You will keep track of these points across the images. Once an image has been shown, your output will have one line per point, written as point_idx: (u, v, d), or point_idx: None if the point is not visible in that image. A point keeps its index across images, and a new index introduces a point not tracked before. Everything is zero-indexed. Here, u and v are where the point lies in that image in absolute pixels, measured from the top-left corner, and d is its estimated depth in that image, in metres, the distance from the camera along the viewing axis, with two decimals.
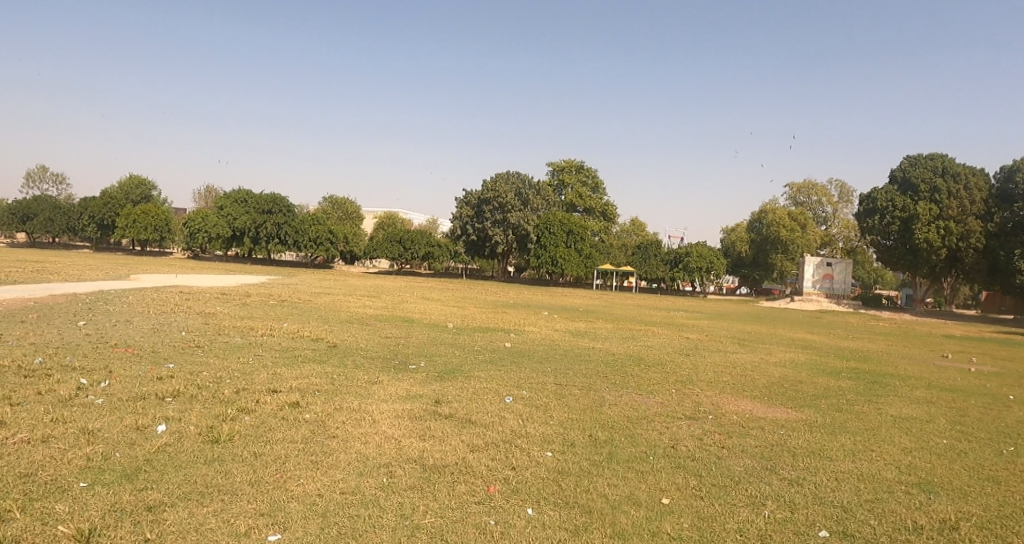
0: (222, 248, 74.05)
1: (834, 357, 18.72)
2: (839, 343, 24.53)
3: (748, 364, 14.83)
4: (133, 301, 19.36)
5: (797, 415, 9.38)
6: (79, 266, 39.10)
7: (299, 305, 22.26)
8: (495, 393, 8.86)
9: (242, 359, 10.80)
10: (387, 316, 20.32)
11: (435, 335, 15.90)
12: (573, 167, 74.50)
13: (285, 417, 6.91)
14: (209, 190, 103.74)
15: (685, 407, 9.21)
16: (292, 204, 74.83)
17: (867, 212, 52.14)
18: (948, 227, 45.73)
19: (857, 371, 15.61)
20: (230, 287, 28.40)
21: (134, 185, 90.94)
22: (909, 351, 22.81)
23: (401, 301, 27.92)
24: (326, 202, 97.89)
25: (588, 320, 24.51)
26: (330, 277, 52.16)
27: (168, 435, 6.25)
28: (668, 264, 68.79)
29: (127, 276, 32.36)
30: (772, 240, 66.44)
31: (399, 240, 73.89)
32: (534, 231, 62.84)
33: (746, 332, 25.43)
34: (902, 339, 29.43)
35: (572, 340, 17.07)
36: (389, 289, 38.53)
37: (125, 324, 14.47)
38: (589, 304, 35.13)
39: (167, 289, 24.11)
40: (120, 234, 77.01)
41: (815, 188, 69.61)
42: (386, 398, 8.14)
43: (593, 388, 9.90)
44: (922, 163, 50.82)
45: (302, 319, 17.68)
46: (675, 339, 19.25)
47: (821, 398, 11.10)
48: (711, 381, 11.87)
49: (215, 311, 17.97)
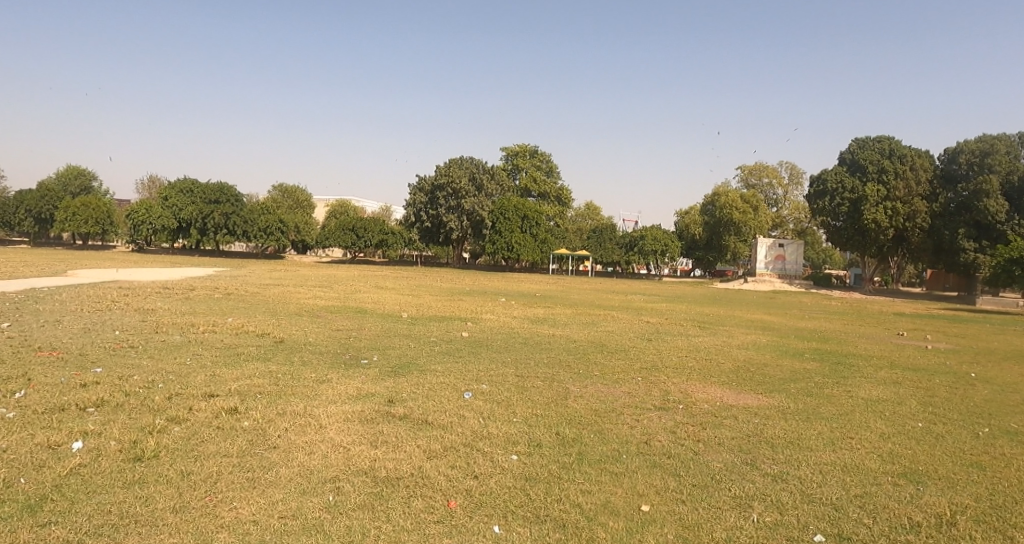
0: (168, 240, 71.12)
1: (794, 338, 18.74)
2: (796, 323, 24.70)
3: (712, 347, 14.60)
4: (65, 299, 18.03)
5: (768, 401, 9.11)
6: (9, 262, 36.73)
7: (247, 298, 21.22)
8: (454, 389, 8.28)
9: (178, 359, 9.93)
10: (340, 308, 19.46)
11: (389, 326, 15.21)
12: (528, 151, 73.98)
13: (221, 426, 6.21)
14: (152, 179, 99.51)
15: (653, 396, 8.83)
16: (240, 194, 72.41)
17: (818, 194, 53.06)
18: (895, 208, 47.03)
19: (818, 352, 15.59)
20: (173, 280, 26.95)
21: (71, 175, 86.62)
22: (864, 330, 23.12)
23: (354, 291, 27.03)
24: (276, 190, 95.14)
25: (548, 306, 24.10)
26: (281, 267, 50.50)
27: (84, 453, 5.48)
28: (623, 247, 69.09)
29: (61, 272, 30.42)
30: (726, 223, 67.33)
31: (353, 229, 72.26)
32: (491, 217, 62.16)
33: (705, 314, 25.39)
34: (854, 317, 29.99)
35: (532, 327, 16.58)
36: (343, 279, 37.39)
37: (51, 324, 13.32)
38: (547, 290, 34.75)
39: (104, 285, 22.68)
40: (57, 227, 73.15)
41: (766, 170, 70.76)
42: (335, 400, 7.48)
43: (557, 380, 9.41)
44: (870, 146, 52.32)
45: (247, 313, 16.74)
46: (637, 323, 18.97)
47: (789, 382, 10.89)
48: (676, 367, 11.54)
49: (153, 307, 16.85)
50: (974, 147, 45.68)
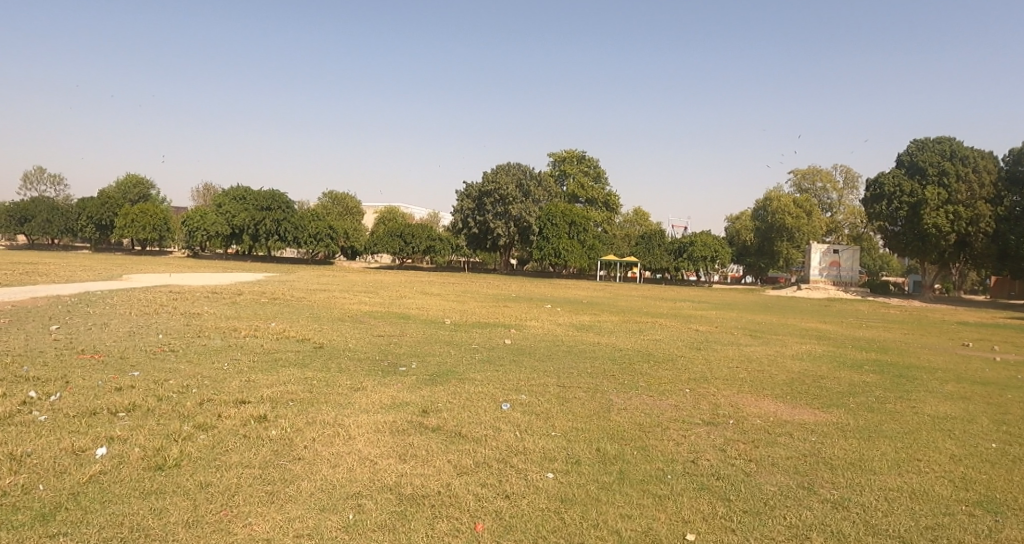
0: (222, 246, 73.26)
1: (853, 348, 17.76)
2: (854, 332, 23.50)
3: (765, 358, 13.89)
4: (117, 303, 18.51)
5: (827, 417, 8.49)
6: (72, 266, 38.27)
7: (292, 303, 21.43)
8: (491, 399, 7.95)
9: (217, 365, 9.92)
10: (383, 313, 19.42)
11: (430, 333, 15.02)
12: (574, 157, 73.42)
13: (248, 436, 6.08)
14: (208, 187, 102.83)
15: (702, 410, 8.33)
16: (291, 201, 74.08)
17: (874, 197, 50.94)
18: (957, 212, 44.67)
19: (880, 364, 14.68)
20: (224, 285, 27.52)
21: (132, 184, 90.31)
22: (930, 340, 21.82)
23: (399, 297, 27.06)
24: (326, 197, 97.08)
25: (594, 313, 23.60)
26: (329, 273, 51.31)
27: (107, 460, 5.38)
28: (671, 253, 67.77)
29: (120, 277, 31.47)
30: (778, 228, 65.35)
31: (400, 235, 73.03)
32: (536, 223, 61.85)
33: (756, 322, 24.45)
34: (917, 326, 28.45)
35: (576, 334, 16.15)
36: (389, 284, 37.62)
37: (102, 327, 13.61)
38: (593, 296, 34.18)
39: (156, 289, 23.28)
40: (118, 233, 76.20)
41: (820, 174, 68.44)
42: (368, 409, 7.24)
43: (600, 391, 8.98)
44: (930, 148, 49.79)
45: (291, 318, 16.82)
46: (685, 332, 18.30)
47: (848, 396, 10.19)
48: (727, 379, 10.96)
49: (201, 312, 17.12)
50: None
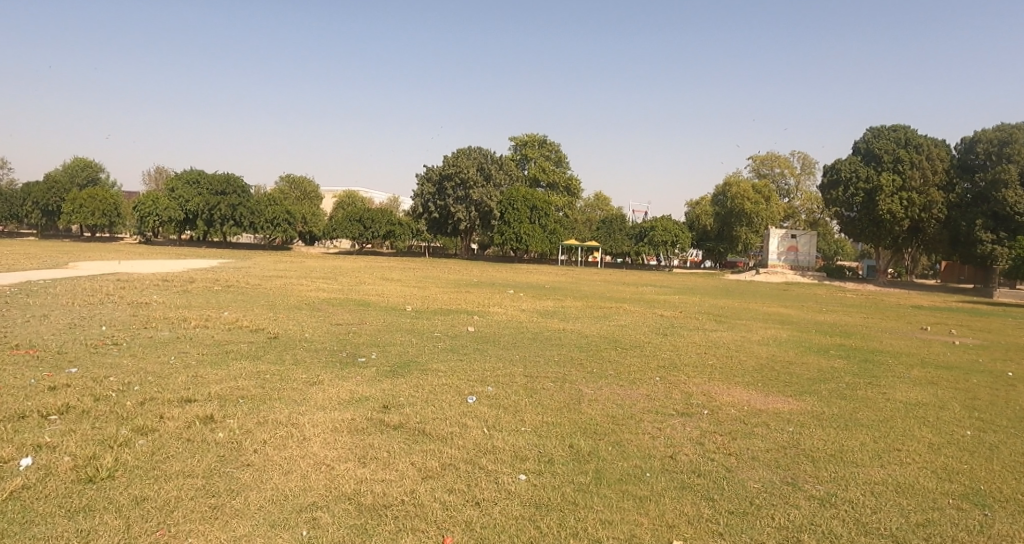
0: (175, 232, 70.87)
1: (815, 333, 17.86)
2: (815, 316, 23.78)
3: (733, 343, 13.79)
4: (58, 292, 17.45)
5: (799, 405, 8.38)
6: (12, 254, 36.32)
7: (247, 291, 20.58)
8: (457, 392, 7.54)
9: (163, 358, 9.26)
10: (342, 301, 18.77)
11: (391, 321, 14.48)
12: (536, 141, 72.97)
13: (192, 440, 5.56)
14: (159, 170, 99.19)
15: (674, 399, 8.11)
16: (247, 184, 71.92)
17: (831, 183, 51.80)
18: (911, 199, 45.68)
19: (844, 349, 14.74)
20: (175, 272, 26.36)
21: (77, 167, 86.55)
22: (887, 324, 22.21)
23: (359, 283, 26.32)
24: (283, 181, 94.62)
25: (559, 298, 23.31)
26: (288, 259, 49.91)
27: (31, 472, 4.80)
28: (633, 238, 68.02)
29: (64, 264, 29.95)
30: (737, 213, 66.21)
31: (360, 220, 71.63)
32: (499, 208, 61.34)
33: (719, 306, 24.57)
34: (873, 310, 29.01)
35: (542, 321, 15.79)
36: (349, 270, 36.70)
37: (38, 319, 12.71)
38: (557, 281, 33.92)
39: (103, 277, 22.14)
40: (63, 219, 72.95)
41: (778, 160, 69.51)
42: (325, 405, 6.77)
43: (570, 380, 8.65)
44: (885, 136, 50.79)
45: (244, 306, 16.06)
46: (651, 317, 18.16)
47: (818, 384, 10.11)
48: (696, 366, 10.78)
49: (148, 301, 16.24)
50: (991, 136, 44.60)
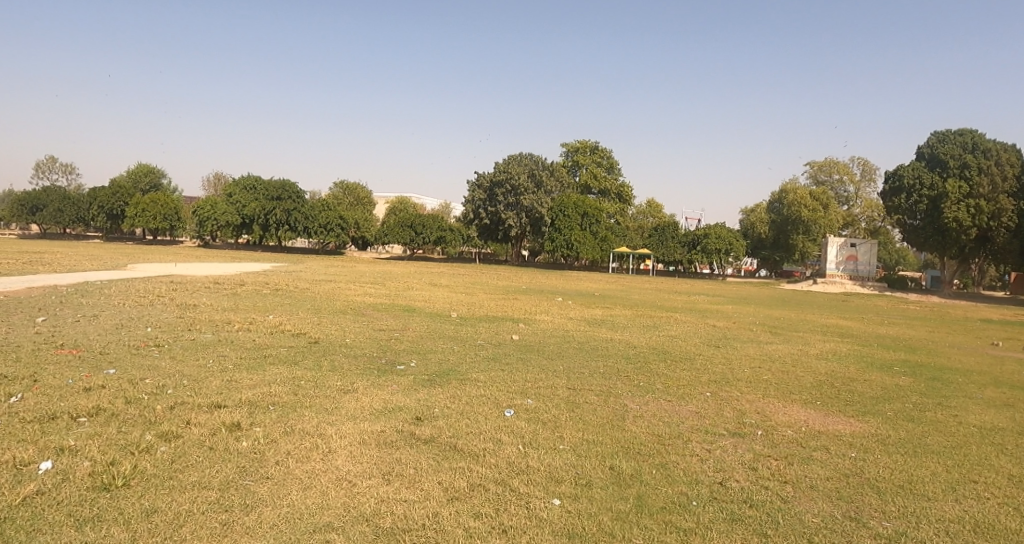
0: (233, 236, 73.00)
1: (879, 347, 16.83)
2: (878, 329, 22.53)
3: (789, 357, 13.05)
4: (113, 292, 17.93)
5: (863, 427, 7.71)
6: (79, 256, 37.86)
7: (295, 294, 20.77)
8: (493, 404, 7.20)
9: (201, 362, 9.23)
10: (387, 306, 18.72)
11: (434, 327, 14.28)
12: (587, 147, 72.20)
13: (215, 449, 5.41)
14: (218, 176, 102.60)
15: (725, 418, 7.57)
16: (302, 190, 73.53)
17: (893, 190, 49.51)
18: (979, 206, 43.14)
19: (911, 365, 13.77)
20: (228, 275, 26.88)
21: (142, 173, 90.24)
22: (958, 338, 20.83)
23: (405, 288, 26.35)
24: (336, 187, 96.55)
25: (606, 306, 22.77)
26: (338, 263, 50.63)
27: (49, 476, 4.70)
28: (685, 246, 66.52)
29: (124, 265, 31.01)
30: (794, 221, 64.01)
31: (410, 225, 72.34)
32: (548, 214, 60.96)
33: (775, 318, 23.56)
34: (941, 323, 27.38)
35: (588, 330, 15.32)
36: (397, 275, 36.86)
37: (89, 319, 12.96)
38: (605, 289, 33.32)
39: (157, 279, 22.71)
40: (129, 223, 76.09)
41: (837, 166, 66.95)
42: (356, 415, 6.52)
43: (613, 394, 8.21)
44: (951, 140, 48.26)
45: (290, 310, 16.13)
46: (703, 328, 17.44)
47: (884, 403, 9.36)
48: (750, 381, 10.15)
49: (197, 303, 16.49)
50: None
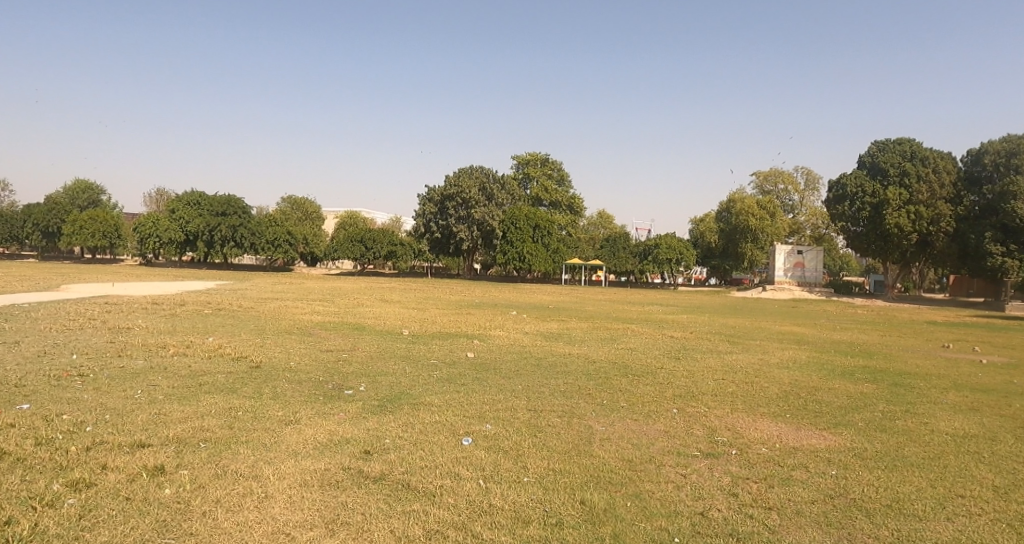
0: (176, 254, 70.17)
1: (835, 353, 16.89)
2: (831, 335, 22.74)
3: (751, 367, 12.85)
4: (38, 316, 16.62)
5: (836, 441, 7.47)
6: (7, 276, 35.66)
7: (238, 314, 19.72)
8: (450, 432, 6.63)
9: (127, 392, 8.36)
10: (336, 324, 17.90)
11: (385, 346, 13.59)
12: (539, 160, 72.33)
13: (132, 500, 4.69)
14: (160, 192, 98.90)
15: (696, 437, 7.20)
16: (248, 206, 71.43)
17: (837, 198, 50.96)
18: (919, 212, 44.74)
19: (869, 371, 13.77)
20: (168, 295, 25.53)
21: (79, 190, 86.29)
22: (907, 342, 21.18)
23: (356, 305, 25.39)
24: (285, 202, 94.27)
25: (563, 319, 22.41)
26: (287, 280, 49.13)
27: None
28: (638, 256, 67.10)
29: (55, 286, 29.24)
30: (742, 230, 65.37)
31: (362, 240, 70.98)
32: (501, 227, 60.67)
33: (730, 326, 23.62)
34: (888, 327, 27.98)
35: (546, 345, 14.87)
36: (349, 291, 35.89)
37: (7, 346, 11.81)
38: (561, 301, 33.09)
39: (90, 301, 21.33)
40: (64, 241, 72.54)
41: (781, 176, 68.81)
42: (299, 451, 5.87)
43: (576, 415, 7.75)
44: (891, 149, 50.12)
45: (231, 332, 15.21)
46: (661, 339, 17.23)
47: (852, 413, 9.18)
48: (715, 394, 9.84)
49: (131, 326, 15.38)
50: (998, 147, 44.00)
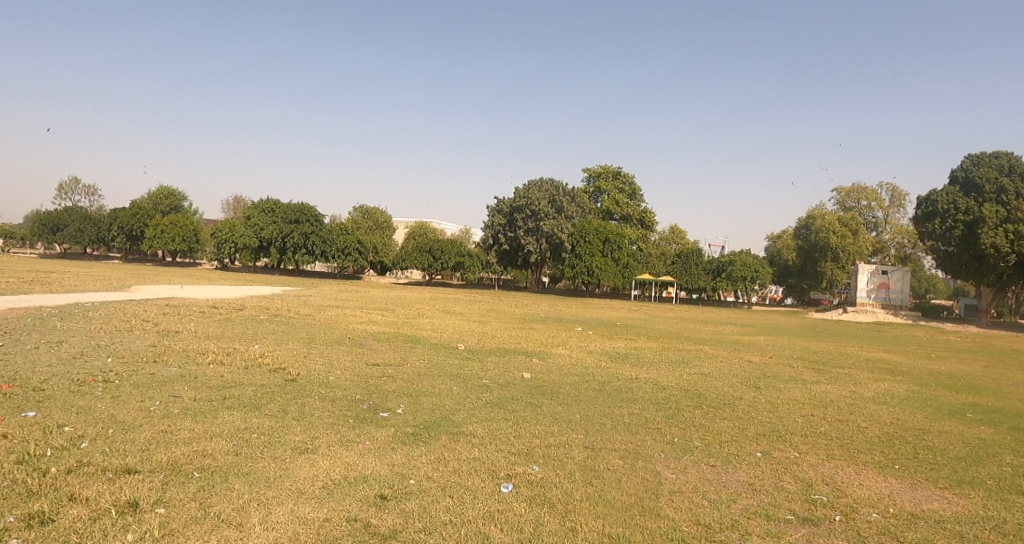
0: (250, 259, 72.35)
1: (938, 387, 14.80)
2: (929, 365, 20.34)
3: (845, 402, 11.20)
4: (97, 316, 16.61)
5: (969, 508, 5.93)
6: (89, 276, 37.06)
7: (293, 321, 19.29)
8: (487, 474, 5.56)
9: (143, 404, 7.70)
10: (389, 335, 17.13)
11: (436, 361, 12.64)
12: (610, 172, 70.70)
13: None
14: (238, 199, 102.71)
15: (787, 493, 5.86)
16: (319, 214, 72.95)
17: (927, 216, 47.20)
18: (1018, 231, 40.33)
19: (986, 411, 11.80)
20: (231, 299, 25.56)
21: (163, 196, 90.52)
22: (1018, 375, 18.63)
23: (414, 315, 24.78)
24: (356, 212, 96.10)
25: (630, 338, 20.95)
26: (354, 288, 49.49)
27: None
28: (709, 273, 64.23)
29: (128, 287, 29.96)
30: (821, 248, 61.72)
31: (429, 250, 71.03)
32: (569, 240, 59.36)
33: (813, 351, 21.57)
34: (991, 356, 25.05)
35: (610, 366, 13.57)
36: (412, 301, 35.46)
37: (50, 347, 11.54)
38: (628, 318, 31.50)
39: (153, 302, 21.52)
40: (148, 244, 76.08)
41: (865, 192, 64.65)
42: (303, 492, 4.96)
43: (641, 457, 6.53)
44: (986, 163, 45.78)
45: (280, 339, 14.68)
46: (738, 364, 15.62)
47: (979, 467, 7.55)
48: (807, 435, 8.36)
49: (180, 329, 15.05)
50: None
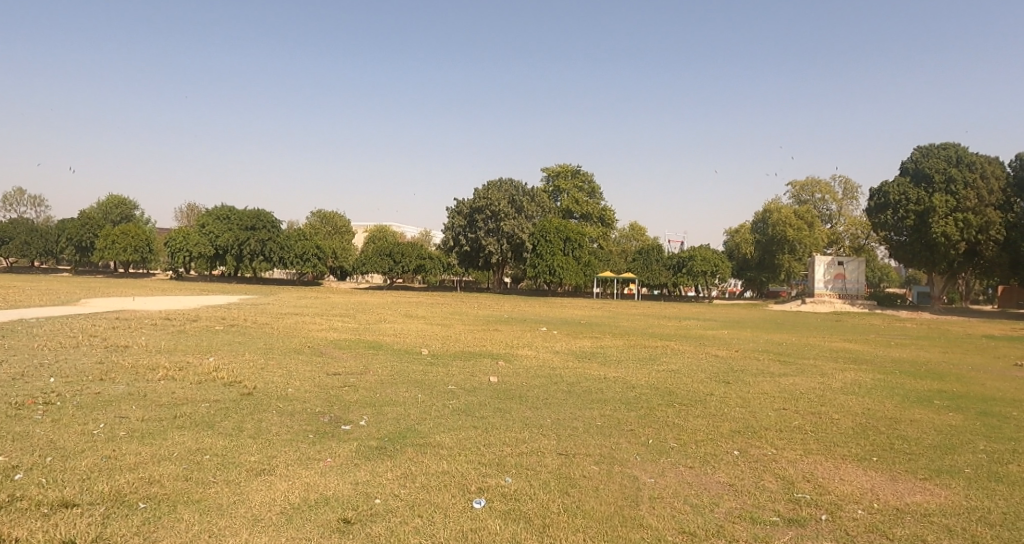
0: (206, 268, 70.34)
1: (902, 375, 14.99)
2: (888, 352, 20.72)
3: (814, 393, 11.20)
4: (39, 333, 15.68)
5: (949, 498, 5.86)
6: (32, 290, 35.33)
7: (250, 331, 18.60)
8: (458, 488, 5.24)
9: (86, 427, 7.13)
10: (351, 343, 16.60)
11: (400, 368, 12.21)
12: (569, 171, 70.84)
13: None
14: (191, 207, 99.98)
15: (770, 492, 5.68)
16: (277, 220, 71.34)
17: (879, 207, 48.52)
18: (967, 220, 42.05)
19: (949, 397, 11.94)
20: (185, 310, 24.59)
21: (112, 205, 87.39)
22: (975, 360, 19.06)
23: (377, 321, 24.25)
24: (315, 217, 94.31)
25: (597, 336, 20.81)
26: (315, 295, 48.47)
27: None
28: (671, 268, 64.90)
29: (76, 301, 28.63)
30: (779, 241, 62.95)
31: (390, 254, 70.10)
32: (532, 240, 59.25)
33: (776, 343, 21.80)
34: (946, 342, 25.73)
35: (578, 366, 13.34)
36: (374, 306, 34.82)
37: None
38: (593, 316, 31.46)
39: (101, 316, 20.52)
40: (98, 256, 73.34)
41: (818, 185, 66.19)
42: (259, 520, 4.55)
43: (618, 461, 6.30)
44: (935, 154, 47.43)
45: (235, 351, 14.07)
46: (706, 359, 15.57)
47: (951, 454, 7.54)
48: (781, 430, 8.24)
49: (129, 343, 14.29)
50: None
